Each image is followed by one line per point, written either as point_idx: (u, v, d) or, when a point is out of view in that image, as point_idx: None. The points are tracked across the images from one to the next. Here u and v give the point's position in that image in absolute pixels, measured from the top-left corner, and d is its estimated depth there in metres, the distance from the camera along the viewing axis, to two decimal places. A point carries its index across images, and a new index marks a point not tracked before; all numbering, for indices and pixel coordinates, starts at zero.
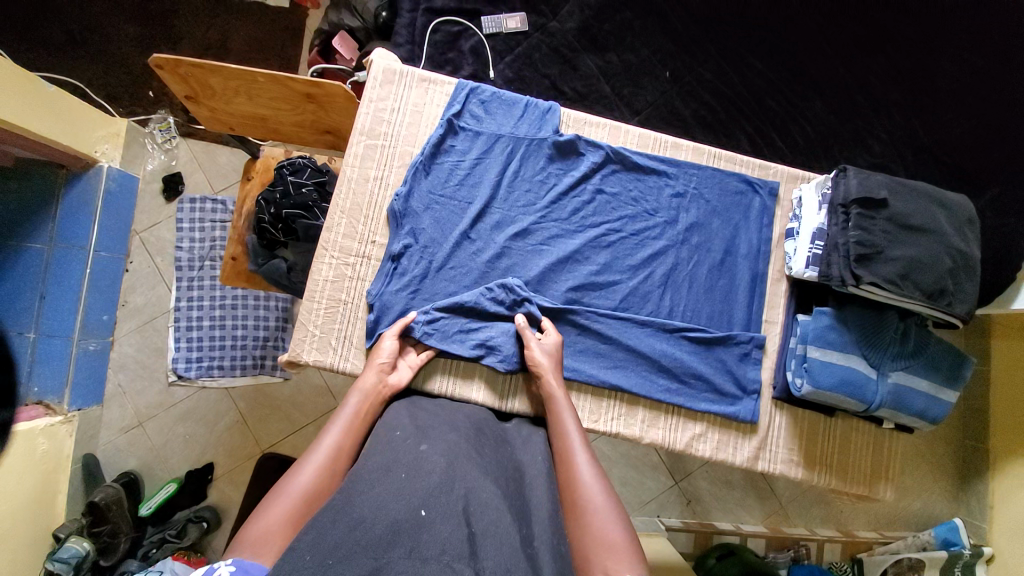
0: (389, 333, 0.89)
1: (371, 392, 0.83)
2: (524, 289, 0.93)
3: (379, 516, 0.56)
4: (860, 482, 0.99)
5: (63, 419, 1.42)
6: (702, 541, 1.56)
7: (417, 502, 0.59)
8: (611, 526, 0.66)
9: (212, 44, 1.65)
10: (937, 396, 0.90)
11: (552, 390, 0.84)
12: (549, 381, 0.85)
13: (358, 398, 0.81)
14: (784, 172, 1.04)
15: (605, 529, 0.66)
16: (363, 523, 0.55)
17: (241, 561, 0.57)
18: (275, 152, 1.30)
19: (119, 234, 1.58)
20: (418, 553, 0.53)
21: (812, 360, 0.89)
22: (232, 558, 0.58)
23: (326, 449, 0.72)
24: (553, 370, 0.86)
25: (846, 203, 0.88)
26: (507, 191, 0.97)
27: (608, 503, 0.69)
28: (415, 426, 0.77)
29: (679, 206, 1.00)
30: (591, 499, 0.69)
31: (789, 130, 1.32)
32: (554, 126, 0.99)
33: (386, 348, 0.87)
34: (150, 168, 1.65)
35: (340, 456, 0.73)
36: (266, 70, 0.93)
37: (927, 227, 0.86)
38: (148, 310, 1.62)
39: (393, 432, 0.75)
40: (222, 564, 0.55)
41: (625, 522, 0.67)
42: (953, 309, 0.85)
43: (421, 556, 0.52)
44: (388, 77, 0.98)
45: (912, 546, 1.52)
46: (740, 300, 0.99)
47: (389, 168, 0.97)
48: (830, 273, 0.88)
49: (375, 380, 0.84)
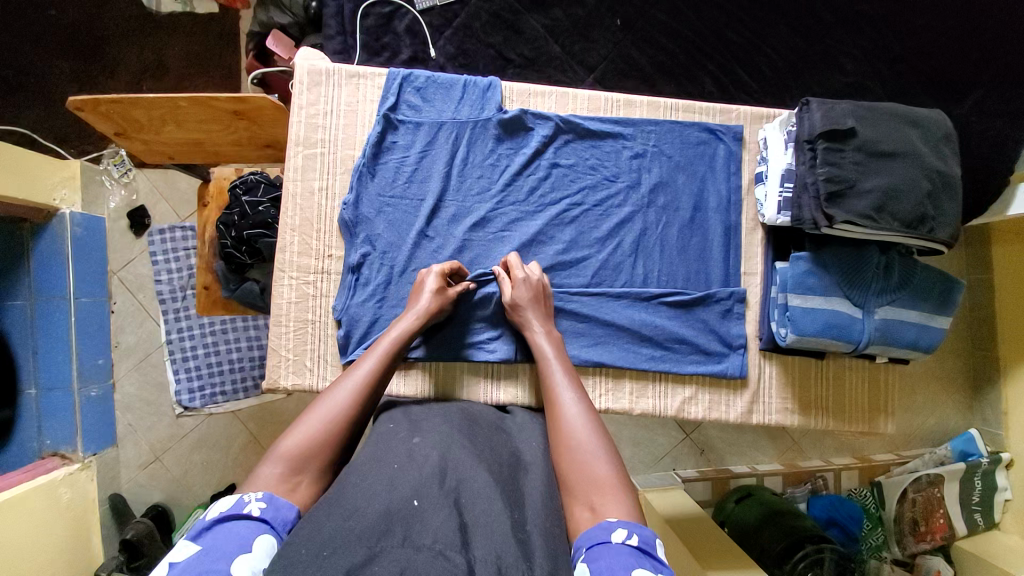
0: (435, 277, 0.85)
1: (410, 332, 0.82)
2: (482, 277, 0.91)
3: (372, 506, 0.58)
4: (859, 419, 0.98)
5: (80, 466, 1.46)
6: (719, 487, 1.58)
7: (409, 493, 0.60)
8: (600, 463, 0.67)
9: (148, 66, 1.58)
10: (927, 326, 0.87)
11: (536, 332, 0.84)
12: (534, 321, 0.85)
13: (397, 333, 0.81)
14: (747, 113, 0.98)
15: (594, 465, 0.67)
16: (356, 512, 0.56)
17: (272, 497, 0.59)
18: (226, 172, 1.26)
19: (99, 277, 1.58)
20: (412, 542, 0.54)
21: (794, 308, 0.86)
22: (261, 493, 0.60)
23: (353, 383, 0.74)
24: (535, 310, 0.85)
25: (812, 138, 0.83)
26: (459, 180, 0.93)
27: (597, 440, 0.69)
28: (408, 420, 0.79)
29: (641, 167, 0.95)
30: (580, 436, 0.70)
31: (755, 61, 1.24)
32: (497, 103, 0.94)
33: (429, 289, 0.84)
34: (114, 207, 1.63)
35: (369, 388, 0.74)
36: (186, 94, 0.89)
37: (900, 151, 0.81)
38: (142, 348, 1.65)
39: (386, 429, 0.77)
40: (252, 501, 0.58)
41: (614, 457, 0.68)
42: (935, 234, 0.81)
43: (414, 544, 0.54)
44: (314, 78, 0.93)
45: (930, 462, 1.53)
46: (715, 257, 0.95)
47: (333, 176, 0.93)
48: (802, 216, 0.84)
49: (416, 320, 0.82)
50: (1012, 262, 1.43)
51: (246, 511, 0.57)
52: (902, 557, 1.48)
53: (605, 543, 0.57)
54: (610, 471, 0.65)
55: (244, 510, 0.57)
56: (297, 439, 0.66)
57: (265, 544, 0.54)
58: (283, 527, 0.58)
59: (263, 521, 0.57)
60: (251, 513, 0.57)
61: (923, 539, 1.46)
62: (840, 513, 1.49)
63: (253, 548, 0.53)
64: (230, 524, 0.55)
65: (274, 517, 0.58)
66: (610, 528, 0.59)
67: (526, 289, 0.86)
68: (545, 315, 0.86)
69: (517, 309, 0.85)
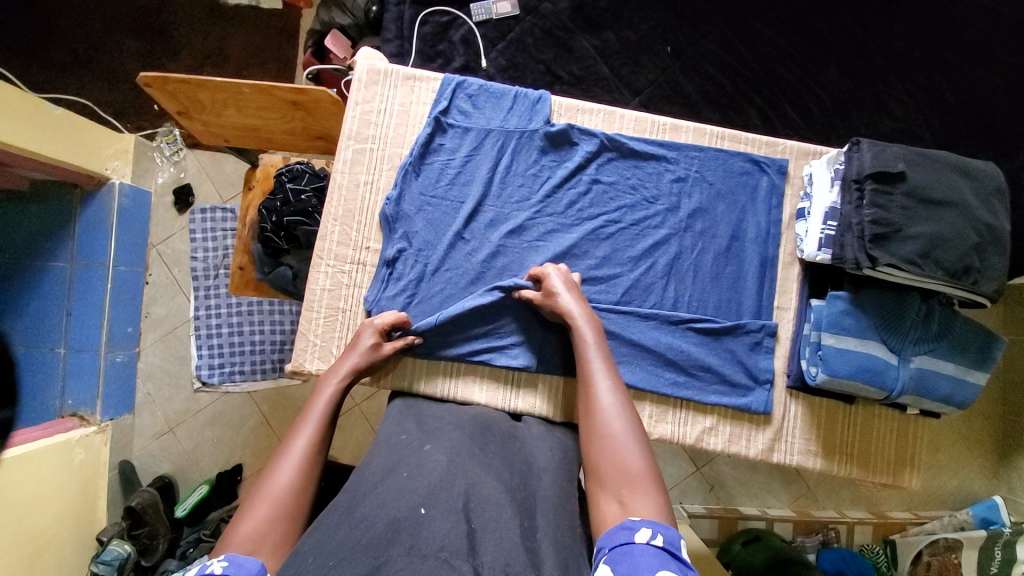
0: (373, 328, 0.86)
1: (342, 388, 0.80)
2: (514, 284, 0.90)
3: (379, 515, 0.57)
4: (884, 471, 0.95)
5: (96, 429, 1.50)
6: (725, 526, 1.54)
7: (418, 501, 0.59)
8: (633, 456, 0.66)
9: (210, 52, 1.65)
10: (963, 380, 0.85)
11: (578, 318, 0.81)
12: (576, 311, 0.82)
13: (331, 390, 0.79)
14: (794, 148, 0.97)
15: (627, 457, 0.66)
16: (364, 522, 0.57)
17: (235, 554, 0.57)
18: (274, 159, 1.30)
19: (138, 249, 1.63)
20: (417, 550, 0.52)
21: (827, 348, 0.84)
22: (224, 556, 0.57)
23: (299, 447, 0.71)
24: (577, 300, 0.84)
25: (860, 178, 0.83)
26: (500, 187, 0.95)
27: (631, 434, 0.69)
28: (421, 431, 0.77)
29: (681, 191, 0.96)
30: (614, 428, 0.69)
31: (803, 98, 1.24)
32: (546, 116, 0.96)
33: (364, 343, 0.84)
34: (161, 182, 1.69)
35: (315, 453, 0.71)
36: (250, 80, 0.93)
37: (949, 200, 0.80)
38: (170, 321, 1.67)
39: (398, 438, 0.77)
40: (213, 562, 0.55)
41: (647, 453, 0.67)
42: (979, 288, 0.80)
43: (420, 553, 0.52)
44: (372, 77, 0.96)
45: (949, 526, 1.45)
46: (749, 289, 0.94)
47: (379, 171, 0.95)
48: (844, 255, 0.83)
49: (347, 375, 0.81)
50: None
51: (209, 571, 0.54)
52: None
53: (628, 543, 0.56)
54: (645, 466, 0.65)
55: (205, 572, 0.54)
56: (249, 522, 0.62)
57: None
58: None
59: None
60: (214, 572, 0.54)
61: None
62: (850, 567, 1.45)
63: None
64: None
65: (238, 572, 0.55)
66: (632, 527, 0.57)
67: (566, 290, 0.84)
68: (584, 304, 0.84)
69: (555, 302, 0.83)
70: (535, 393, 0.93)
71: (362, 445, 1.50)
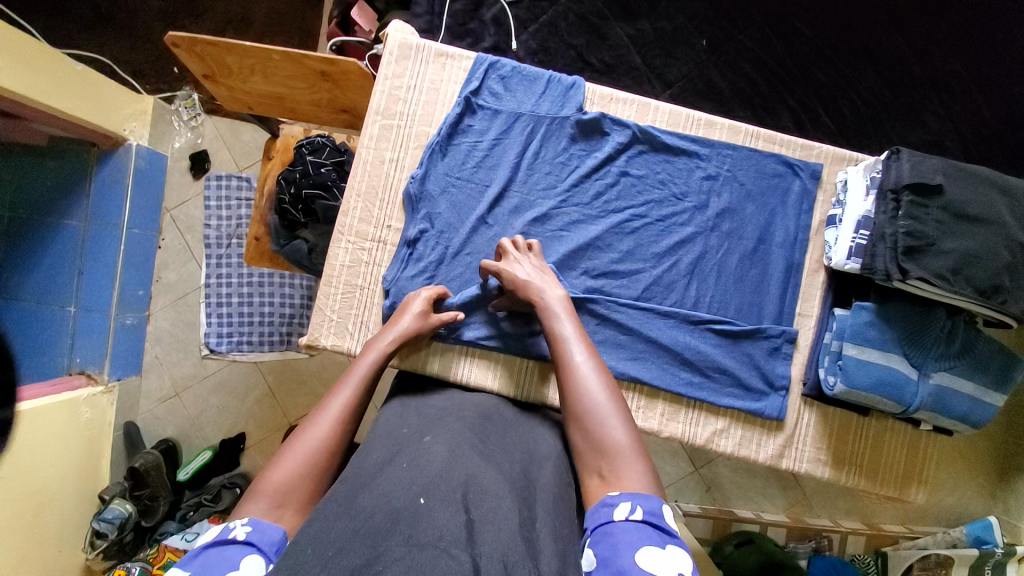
0: (422, 298, 0.85)
1: (387, 354, 0.80)
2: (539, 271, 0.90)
3: (379, 505, 0.57)
4: (891, 484, 0.94)
5: (103, 389, 1.50)
6: (719, 527, 1.54)
7: (416, 491, 0.58)
8: (615, 430, 0.65)
9: (233, 17, 1.62)
10: (981, 400, 0.84)
11: (544, 297, 0.79)
12: (541, 291, 0.80)
13: (373, 355, 0.79)
14: (829, 153, 0.95)
15: (610, 432, 0.65)
16: (363, 511, 0.57)
17: (257, 520, 0.59)
18: (295, 130, 1.29)
19: (152, 212, 1.63)
20: (415, 540, 0.52)
21: (848, 358, 0.83)
22: (247, 516, 0.60)
23: (335, 408, 0.71)
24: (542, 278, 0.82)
25: (897, 188, 0.81)
26: (526, 174, 0.93)
27: (612, 406, 0.67)
28: (422, 422, 0.77)
29: (711, 190, 0.94)
30: (595, 400, 0.68)
31: (837, 103, 1.21)
32: (578, 103, 0.94)
33: (411, 312, 0.84)
34: (177, 146, 1.68)
35: (349, 417, 0.71)
36: (281, 48, 0.91)
37: (986, 217, 0.78)
38: (180, 287, 1.67)
39: (398, 430, 0.75)
40: (237, 525, 0.58)
41: (628, 422, 0.67)
42: (1008, 308, 0.78)
43: (417, 543, 0.51)
44: (404, 52, 0.94)
45: (942, 542, 1.44)
46: (772, 293, 0.93)
47: (405, 149, 0.93)
48: (874, 265, 0.82)
49: (394, 342, 0.81)
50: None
51: (232, 536, 0.57)
52: None
53: (611, 522, 0.57)
54: (626, 438, 0.64)
55: (228, 536, 0.57)
56: (276, 477, 0.63)
57: (253, 565, 0.54)
58: (272, 549, 0.57)
59: (248, 544, 0.56)
60: (237, 537, 0.56)
61: None
62: None
63: (238, 573, 0.53)
64: (217, 549, 0.56)
65: (259, 540, 0.57)
66: (613, 503, 0.58)
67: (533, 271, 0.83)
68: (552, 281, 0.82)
69: (517, 282, 0.81)
70: (547, 384, 0.92)
71: (366, 422, 1.51)
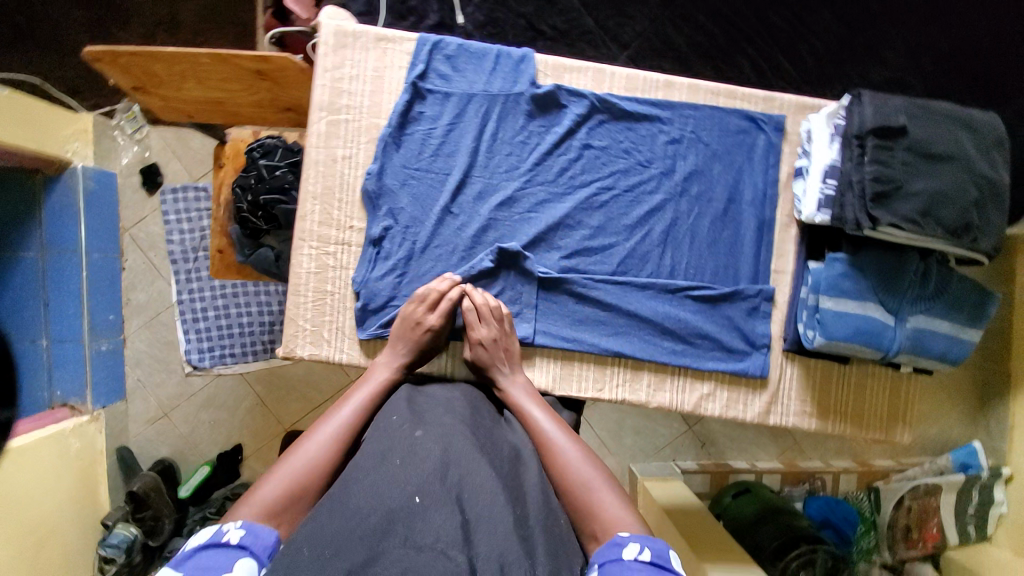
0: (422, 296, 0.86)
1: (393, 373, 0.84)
2: (488, 255, 0.89)
3: (374, 505, 0.58)
4: (876, 427, 0.96)
5: (89, 418, 1.47)
6: (717, 480, 1.61)
7: (411, 490, 0.60)
8: (610, 500, 0.71)
9: (162, 19, 1.52)
10: (959, 337, 0.85)
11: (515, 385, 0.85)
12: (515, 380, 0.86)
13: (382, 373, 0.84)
14: (791, 103, 0.93)
15: (605, 503, 0.71)
16: (359, 511, 0.57)
17: (250, 523, 0.63)
18: (243, 133, 1.22)
19: (109, 232, 1.56)
20: (413, 541, 0.54)
21: (825, 311, 0.83)
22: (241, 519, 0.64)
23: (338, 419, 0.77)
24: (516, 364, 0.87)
25: (861, 134, 0.79)
26: (487, 157, 0.90)
27: (601, 477, 0.73)
28: (413, 411, 0.75)
29: (677, 153, 0.92)
30: (587, 477, 0.73)
31: (797, 47, 1.18)
32: (531, 77, 0.90)
33: (410, 324, 0.84)
34: (125, 162, 1.60)
35: (351, 430, 0.76)
36: (207, 48, 0.85)
37: (951, 153, 0.77)
38: (152, 307, 1.63)
39: (389, 419, 0.74)
40: (230, 529, 0.62)
41: (619, 492, 0.72)
42: (979, 245, 0.78)
43: (415, 544, 0.54)
44: (341, 40, 0.88)
45: (929, 471, 1.48)
46: (746, 253, 0.92)
47: (357, 144, 0.89)
48: (843, 216, 0.81)
49: (397, 359, 0.85)
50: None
51: (225, 539, 0.60)
52: (893, 563, 1.45)
53: (618, 559, 0.63)
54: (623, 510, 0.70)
55: (222, 539, 0.60)
56: (266, 490, 0.67)
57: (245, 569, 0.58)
58: (261, 551, 0.61)
59: (240, 548, 0.60)
60: (229, 542, 0.60)
61: (914, 547, 1.42)
62: (835, 513, 1.52)
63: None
64: (209, 551, 0.59)
65: (252, 542, 0.61)
66: (623, 543, 0.64)
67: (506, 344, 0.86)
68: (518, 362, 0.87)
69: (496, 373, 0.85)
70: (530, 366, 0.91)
71: None
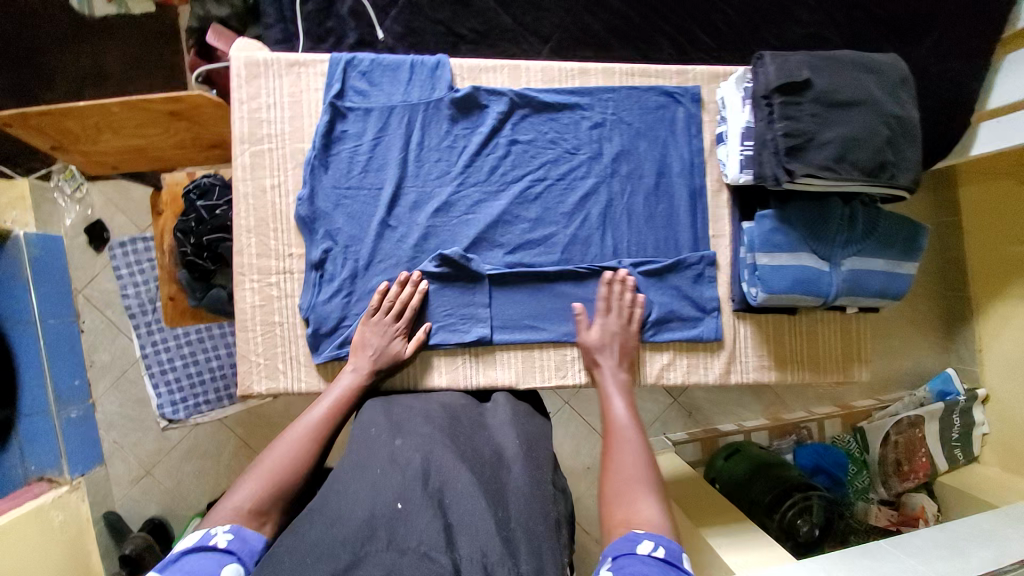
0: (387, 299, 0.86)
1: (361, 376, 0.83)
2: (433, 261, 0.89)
3: (356, 511, 0.60)
4: (834, 370, 0.99)
5: (70, 488, 1.39)
6: (708, 446, 1.61)
7: (393, 496, 0.62)
8: (646, 505, 0.69)
9: (87, 72, 1.49)
10: (894, 273, 0.88)
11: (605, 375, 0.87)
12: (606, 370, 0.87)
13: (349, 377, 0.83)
14: (703, 73, 0.96)
15: (641, 504, 0.69)
16: (340, 519, 0.59)
17: (238, 528, 0.64)
18: (178, 177, 1.20)
19: (63, 296, 1.50)
20: (396, 544, 0.57)
21: (762, 267, 0.86)
22: (227, 524, 0.64)
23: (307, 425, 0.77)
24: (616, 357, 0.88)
25: (768, 93, 0.81)
26: (417, 166, 0.91)
27: (647, 483, 0.71)
28: (391, 422, 0.75)
29: (601, 136, 0.94)
30: (631, 475, 0.72)
31: (710, 18, 1.20)
32: (448, 82, 0.91)
33: (374, 327, 0.85)
34: (69, 223, 1.57)
35: (321, 434, 0.77)
36: (115, 98, 0.85)
37: (856, 99, 0.80)
38: (118, 365, 1.61)
39: (367, 431, 0.74)
40: (217, 533, 0.62)
41: (659, 500, 0.70)
42: (897, 180, 0.81)
43: (399, 548, 0.57)
44: (252, 71, 0.88)
45: (911, 403, 1.54)
46: (683, 223, 0.94)
47: (284, 171, 0.89)
48: (764, 173, 0.83)
49: (365, 362, 0.84)
50: (998, 201, 1.43)
51: (212, 543, 0.61)
52: (888, 498, 1.49)
53: (630, 552, 0.61)
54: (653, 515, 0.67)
55: (210, 542, 0.61)
56: (241, 494, 0.67)
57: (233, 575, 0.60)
58: (248, 556, 0.63)
59: (228, 552, 0.61)
60: (217, 545, 0.61)
61: (907, 479, 1.48)
62: (825, 460, 1.53)
63: None
64: (195, 555, 0.60)
65: (239, 547, 0.63)
66: (637, 539, 0.63)
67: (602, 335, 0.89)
68: (619, 361, 0.88)
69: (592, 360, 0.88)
70: (494, 365, 0.92)
71: None
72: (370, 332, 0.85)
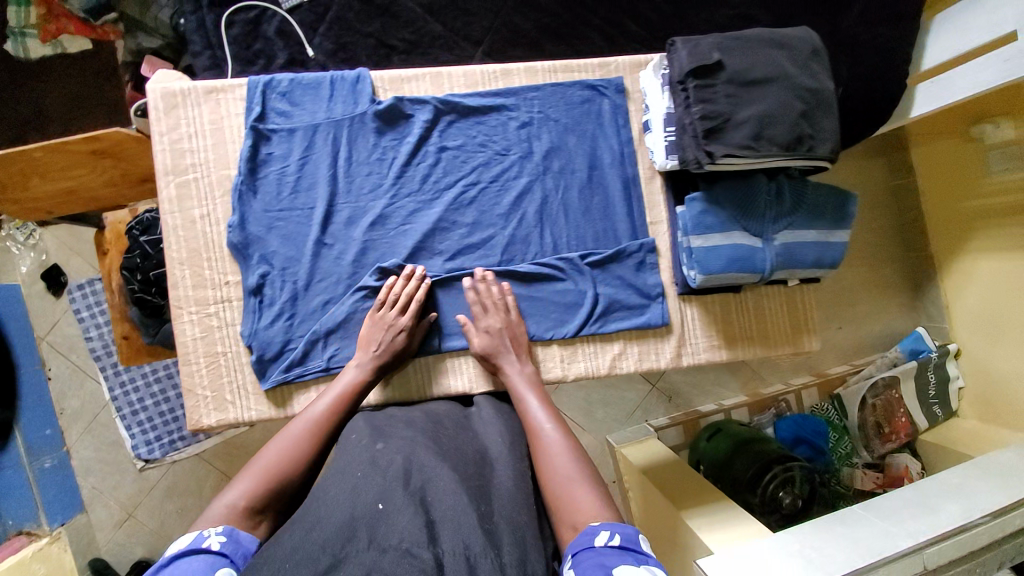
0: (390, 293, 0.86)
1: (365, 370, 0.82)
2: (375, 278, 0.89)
3: (334, 514, 0.58)
4: (785, 342, 1.01)
5: (49, 538, 1.37)
6: (690, 429, 1.61)
7: (374, 497, 0.60)
8: (583, 494, 0.67)
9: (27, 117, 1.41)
10: (828, 242, 0.90)
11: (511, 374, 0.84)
12: (512, 370, 0.85)
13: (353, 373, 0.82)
14: (625, 63, 0.97)
15: (581, 495, 0.67)
16: (319, 522, 0.57)
17: (231, 530, 0.61)
18: (121, 215, 1.18)
19: (25, 344, 1.50)
20: (377, 543, 0.54)
21: (698, 250, 0.87)
22: (221, 526, 0.61)
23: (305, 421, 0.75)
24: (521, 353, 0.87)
25: (682, 78, 0.83)
26: (347, 182, 0.91)
27: (581, 473, 0.70)
28: (373, 427, 0.74)
29: (530, 135, 0.94)
30: (565, 470, 0.70)
31: (637, 7, 1.21)
32: (369, 95, 0.91)
33: (377, 321, 0.84)
34: (25, 271, 1.55)
35: (322, 430, 0.75)
36: (37, 145, 0.87)
37: (769, 76, 0.82)
38: (88, 410, 1.58)
39: (350, 436, 0.73)
40: (211, 535, 0.59)
41: (597, 488, 0.68)
42: (816, 152, 0.82)
43: (380, 546, 0.54)
44: (169, 101, 0.88)
45: (884, 364, 1.56)
46: (619, 213, 0.95)
47: (213, 200, 0.89)
48: (686, 157, 0.85)
49: (369, 356, 0.83)
50: (949, 163, 1.45)
51: (205, 545, 0.58)
52: (872, 460, 1.50)
53: (590, 547, 0.59)
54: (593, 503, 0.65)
55: (201, 545, 0.58)
56: (235, 494, 0.65)
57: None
58: (243, 559, 0.59)
59: (221, 555, 0.58)
60: (211, 547, 0.58)
61: (889, 440, 1.49)
62: (804, 429, 1.54)
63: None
64: (187, 559, 0.56)
65: (232, 551, 0.59)
66: (594, 531, 0.61)
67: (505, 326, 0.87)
68: (521, 350, 0.87)
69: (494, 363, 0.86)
70: (446, 371, 0.92)
71: None
72: (373, 327, 0.84)
